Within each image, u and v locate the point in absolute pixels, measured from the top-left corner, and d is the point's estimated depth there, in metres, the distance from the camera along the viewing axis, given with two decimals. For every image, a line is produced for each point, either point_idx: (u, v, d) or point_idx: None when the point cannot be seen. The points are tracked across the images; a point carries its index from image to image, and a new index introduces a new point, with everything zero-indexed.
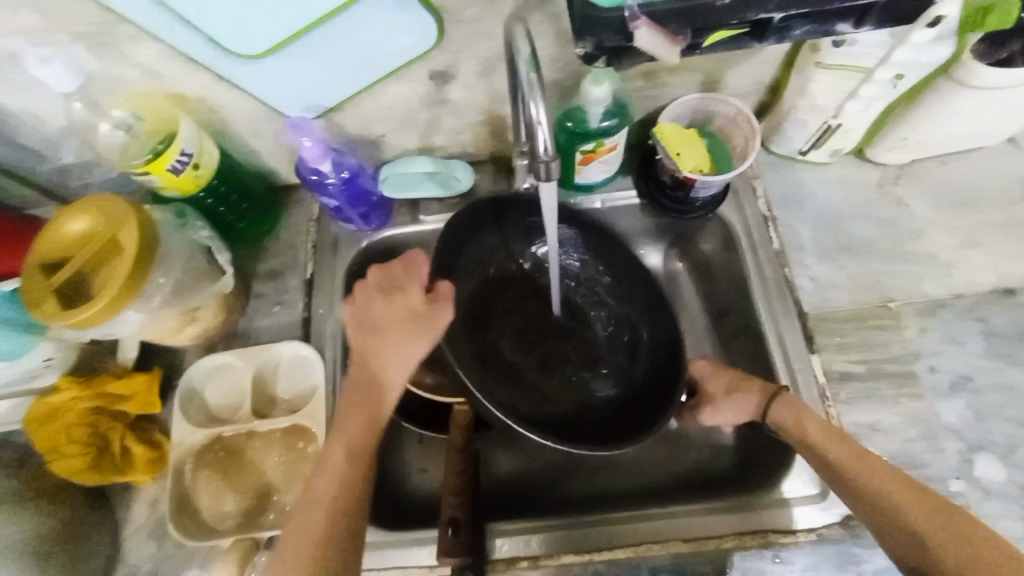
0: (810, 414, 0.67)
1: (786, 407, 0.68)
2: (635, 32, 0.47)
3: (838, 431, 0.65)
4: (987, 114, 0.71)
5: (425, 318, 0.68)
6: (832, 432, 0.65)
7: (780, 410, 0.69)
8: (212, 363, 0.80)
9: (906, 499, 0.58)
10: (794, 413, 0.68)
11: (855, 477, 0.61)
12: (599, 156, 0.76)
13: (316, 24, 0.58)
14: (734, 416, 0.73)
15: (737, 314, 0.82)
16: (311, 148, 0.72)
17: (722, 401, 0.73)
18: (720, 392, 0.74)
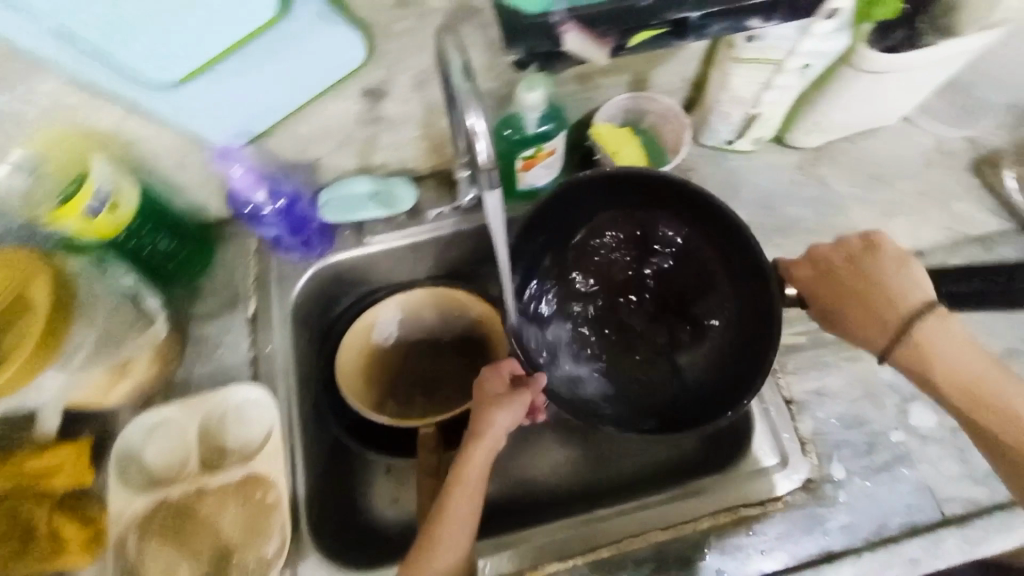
0: (950, 356, 0.58)
1: (915, 347, 0.59)
2: (565, 37, 0.48)
3: (990, 375, 0.57)
4: (886, 95, 0.78)
5: (521, 404, 0.66)
6: (984, 376, 0.57)
7: (907, 351, 0.60)
8: (149, 421, 0.73)
9: None
10: (926, 355, 0.59)
11: (1011, 451, 0.55)
12: (540, 161, 0.77)
13: (241, 45, 0.54)
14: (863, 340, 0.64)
15: None
16: (241, 177, 0.70)
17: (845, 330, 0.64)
18: (835, 320, 0.64)
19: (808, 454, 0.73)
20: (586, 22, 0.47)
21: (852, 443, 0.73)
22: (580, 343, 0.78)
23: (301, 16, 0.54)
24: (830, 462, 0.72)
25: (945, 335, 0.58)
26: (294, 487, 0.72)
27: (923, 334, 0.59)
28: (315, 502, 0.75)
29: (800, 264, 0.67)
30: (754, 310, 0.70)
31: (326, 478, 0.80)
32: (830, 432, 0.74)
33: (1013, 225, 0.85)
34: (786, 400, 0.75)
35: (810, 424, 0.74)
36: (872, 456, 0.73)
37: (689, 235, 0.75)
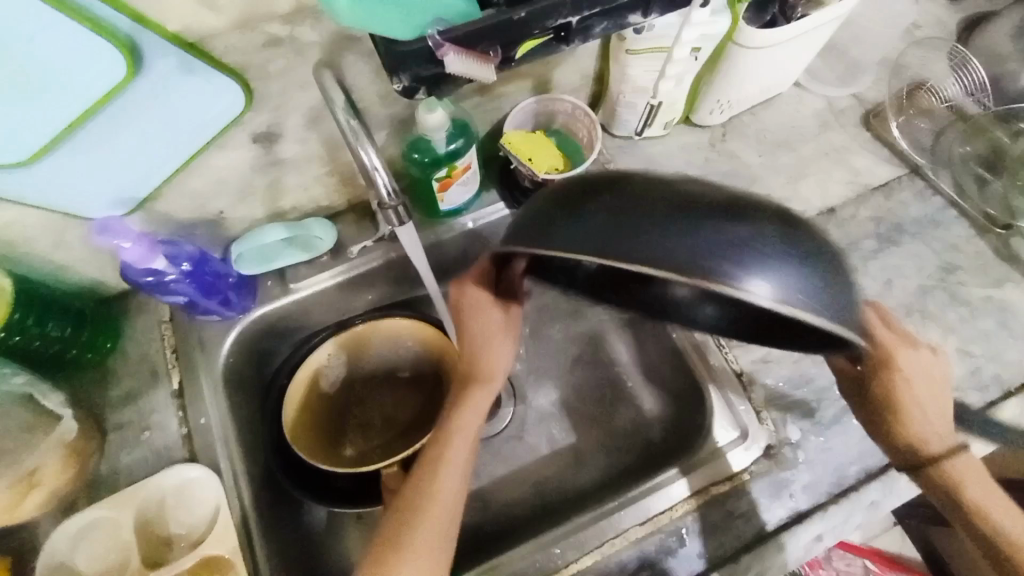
0: (975, 480, 0.58)
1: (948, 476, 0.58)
2: (444, 59, 0.46)
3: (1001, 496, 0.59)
4: (774, 67, 0.81)
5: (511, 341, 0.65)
6: (994, 495, 0.59)
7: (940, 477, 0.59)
8: (75, 527, 0.66)
9: None
10: (955, 482, 0.58)
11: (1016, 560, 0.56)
12: (457, 179, 0.74)
13: (94, 112, 0.50)
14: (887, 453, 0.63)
15: None
16: (132, 249, 0.64)
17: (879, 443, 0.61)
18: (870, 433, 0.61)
19: (764, 423, 0.75)
20: (463, 42, 0.45)
21: (801, 403, 0.76)
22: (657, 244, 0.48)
23: (156, 70, 0.50)
24: (785, 425, 0.75)
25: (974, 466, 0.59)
26: (255, 563, 0.67)
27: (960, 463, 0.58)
28: (284, 573, 0.71)
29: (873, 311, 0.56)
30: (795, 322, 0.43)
31: (292, 544, 0.76)
32: (780, 396, 0.76)
33: (907, 169, 0.90)
34: (736, 373, 0.78)
35: (761, 393, 0.76)
36: (821, 412, 0.75)
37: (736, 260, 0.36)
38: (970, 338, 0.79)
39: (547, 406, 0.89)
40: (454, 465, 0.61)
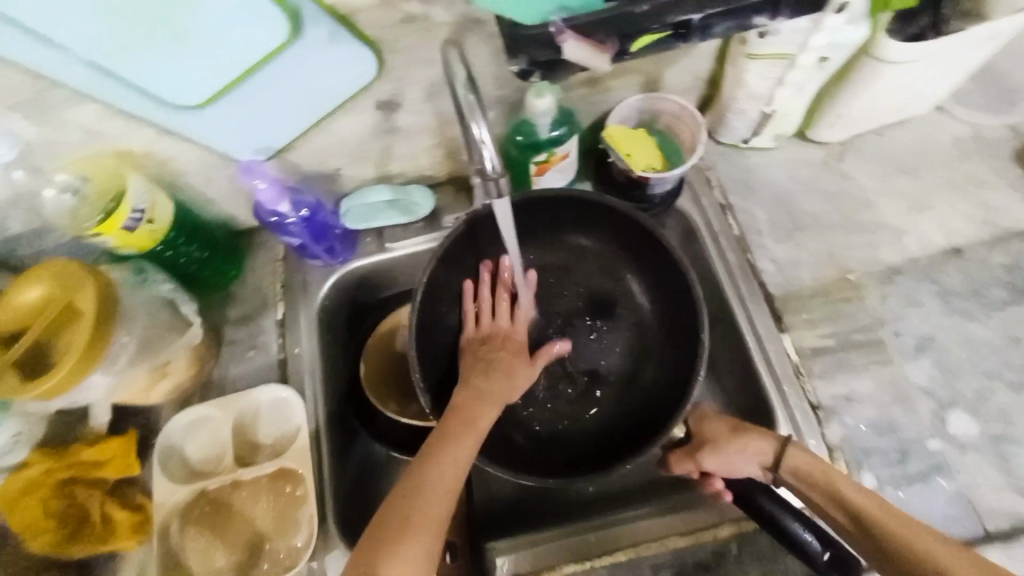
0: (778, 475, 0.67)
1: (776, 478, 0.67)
2: (563, 44, 0.49)
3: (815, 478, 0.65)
4: (911, 86, 0.75)
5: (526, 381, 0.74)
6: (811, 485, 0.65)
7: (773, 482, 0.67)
8: (187, 418, 0.78)
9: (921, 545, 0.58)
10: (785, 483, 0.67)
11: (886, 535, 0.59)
12: (553, 165, 0.78)
13: (257, 67, 0.58)
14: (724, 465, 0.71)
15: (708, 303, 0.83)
16: (266, 190, 0.73)
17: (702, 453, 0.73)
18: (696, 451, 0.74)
19: (835, 462, 0.70)
20: (582, 30, 0.47)
21: (883, 451, 0.70)
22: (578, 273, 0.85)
23: (309, 36, 0.58)
24: (859, 470, 0.70)
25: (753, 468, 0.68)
26: (322, 482, 0.76)
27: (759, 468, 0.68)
28: (342, 499, 0.78)
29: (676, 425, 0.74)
30: (657, 396, 0.79)
31: (351, 476, 0.83)
32: (859, 438, 0.71)
33: None
34: (812, 404, 0.73)
35: (838, 431, 0.71)
36: (904, 465, 0.69)
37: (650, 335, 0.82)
38: None
39: None
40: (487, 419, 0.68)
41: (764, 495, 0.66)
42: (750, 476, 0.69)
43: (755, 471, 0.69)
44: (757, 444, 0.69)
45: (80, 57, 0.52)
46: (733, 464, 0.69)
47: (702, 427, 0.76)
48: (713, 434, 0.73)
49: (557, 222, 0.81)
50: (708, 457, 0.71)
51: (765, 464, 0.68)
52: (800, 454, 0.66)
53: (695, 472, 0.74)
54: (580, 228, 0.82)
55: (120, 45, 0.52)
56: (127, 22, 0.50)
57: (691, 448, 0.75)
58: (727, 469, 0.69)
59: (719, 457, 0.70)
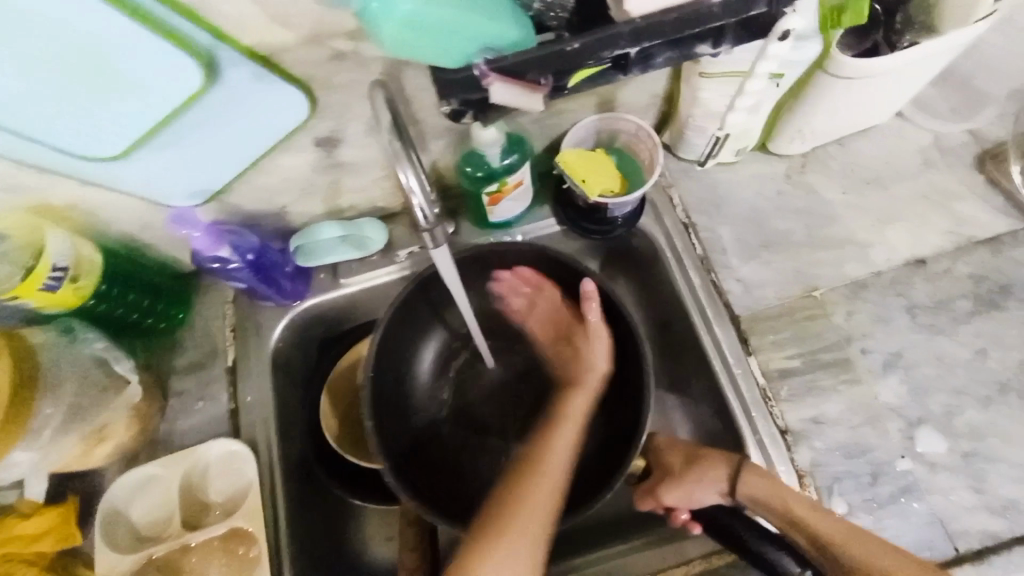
0: (745, 490, 0.65)
1: (748, 491, 0.65)
2: (489, 87, 0.46)
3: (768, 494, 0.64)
4: (869, 98, 0.73)
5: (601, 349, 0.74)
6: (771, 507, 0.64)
7: (744, 492, 0.65)
8: (132, 480, 0.73)
9: (876, 551, 0.60)
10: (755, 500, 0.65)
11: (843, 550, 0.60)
12: (507, 194, 0.74)
13: (176, 113, 0.53)
14: (691, 497, 0.67)
15: (675, 325, 0.80)
16: (200, 239, 0.70)
17: (670, 482, 0.69)
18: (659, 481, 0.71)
19: (807, 490, 0.68)
20: (512, 72, 0.45)
21: (853, 475, 0.68)
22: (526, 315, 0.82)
23: (231, 77, 0.53)
24: (831, 497, 0.68)
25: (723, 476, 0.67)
26: (277, 541, 0.72)
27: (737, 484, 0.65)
28: (303, 555, 0.75)
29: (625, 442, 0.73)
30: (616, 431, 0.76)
31: (313, 525, 0.79)
32: (831, 463, 0.69)
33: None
34: (781, 430, 0.71)
35: (809, 457, 0.69)
36: (876, 489, 0.68)
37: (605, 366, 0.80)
38: None
39: None
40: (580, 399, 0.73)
41: (733, 523, 0.65)
42: (712, 503, 0.67)
43: (714, 498, 0.67)
44: (713, 468, 0.68)
45: None
46: (693, 495, 0.67)
47: (660, 458, 0.74)
48: (670, 465, 0.71)
49: (494, 272, 0.80)
50: (669, 488, 0.69)
51: (723, 491, 0.66)
52: (754, 474, 0.65)
53: (659, 509, 0.71)
54: (513, 271, 0.79)
55: (20, 99, 0.47)
56: (18, 72, 0.45)
57: (651, 483, 0.72)
58: (688, 500, 0.67)
59: (677, 488, 0.68)
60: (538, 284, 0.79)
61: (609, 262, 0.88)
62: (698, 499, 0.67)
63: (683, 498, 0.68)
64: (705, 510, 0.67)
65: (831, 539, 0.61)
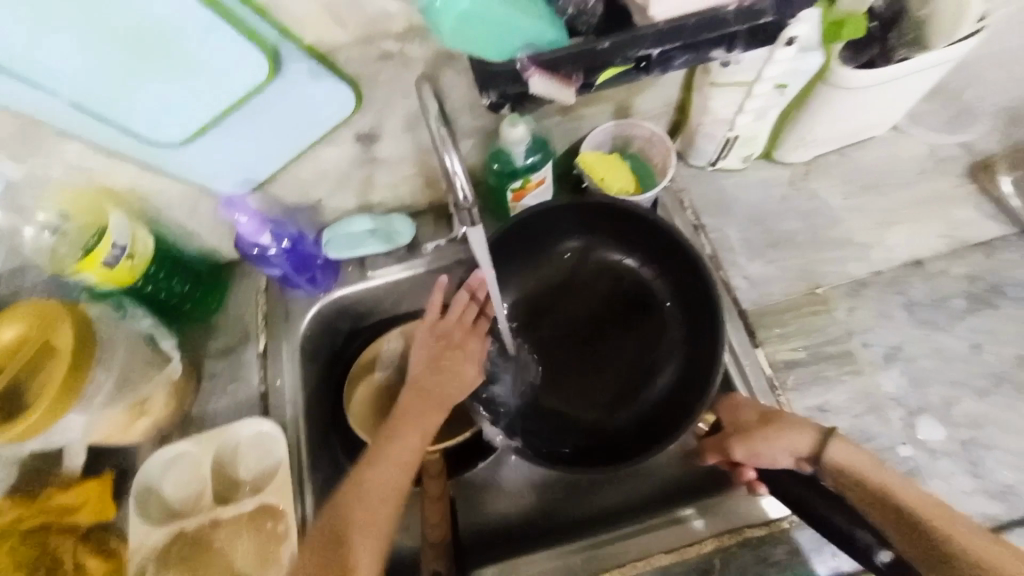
0: (837, 451, 0.64)
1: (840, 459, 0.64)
2: (528, 80, 0.51)
3: (862, 458, 0.63)
4: (865, 109, 0.79)
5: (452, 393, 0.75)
6: (867, 479, 0.62)
7: (834, 461, 0.64)
8: (165, 456, 0.76)
9: (988, 550, 0.56)
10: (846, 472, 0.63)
11: (938, 531, 0.57)
12: (529, 191, 0.80)
13: (239, 101, 0.59)
14: (776, 453, 0.66)
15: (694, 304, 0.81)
16: (247, 223, 0.74)
17: (753, 433, 0.67)
18: (734, 430, 0.70)
19: None
20: (548, 66, 0.50)
21: None
22: (582, 275, 0.86)
23: (290, 72, 0.59)
24: None
25: (815, 429, 0.66)
26: (303, 519, 0.74)
27: (834, 448, 0.64)
28: None
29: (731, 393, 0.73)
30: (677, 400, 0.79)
31: None
32: None
33: (1016, 230, 0.84)
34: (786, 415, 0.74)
35: None
36: None
37: (671, 322, 0.83)
38: None
39: None
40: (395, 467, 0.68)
41: (808, 493, 0.64)
42: (786, 467, 0.66)
43: (790, 462, 0.66)
44: (798, 431, 0.66)
45: (65, 98, 0.52)
46: (774, 452, 0.66)
47: (733, 417, 0.72)
48: (744, 422, 0.70)
49: (552, 233, 0.84)
50: (749, 446, 0.67)
51: (802, 456, 0.66)
52: (840, 443, 0.64)
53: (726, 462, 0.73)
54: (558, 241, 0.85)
55: (105, 82, 0.52)
56: (109, 61, 0.50)
57: (719, 438, 0.72)
58: (758, 459, 0.67)
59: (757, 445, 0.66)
60: (589, 239, 0.85)
61: None
62: (784, 458, 0.66)
63: (760, 453, 0.66)
64: (775, 473, 0.67)
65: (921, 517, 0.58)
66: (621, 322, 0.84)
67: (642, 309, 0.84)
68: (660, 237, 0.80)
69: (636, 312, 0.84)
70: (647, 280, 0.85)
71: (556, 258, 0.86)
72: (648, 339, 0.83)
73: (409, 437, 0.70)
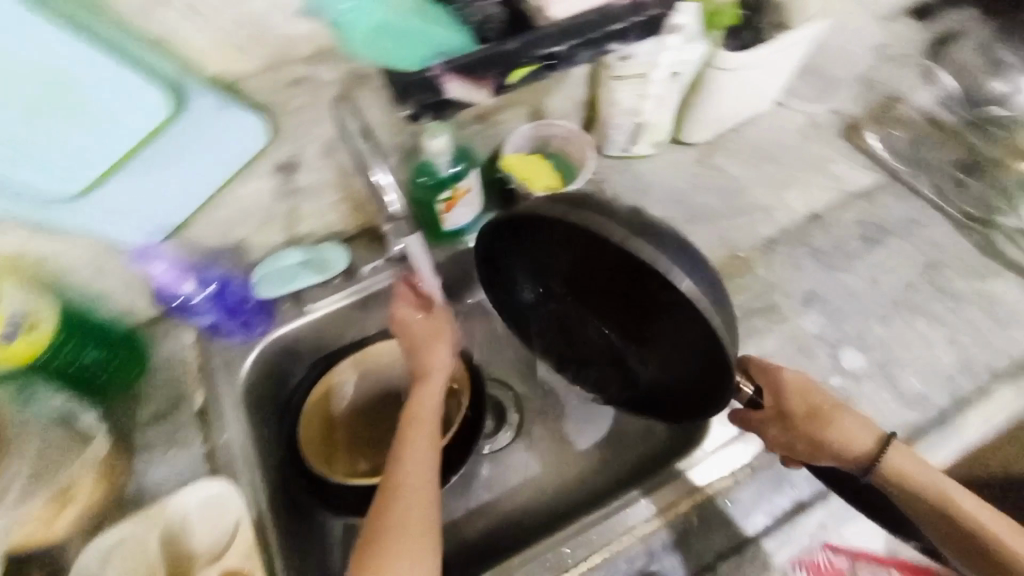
0: (896, 459, 0.63)
1: (894, 469, 0.63)
2: (444, 85, 0.53)
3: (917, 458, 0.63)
4: (748, 89, 0.88)
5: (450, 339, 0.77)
6: (918, 484, 0.62)
7: (889, 472, 0.63)
8: (97, 547, 0.64)
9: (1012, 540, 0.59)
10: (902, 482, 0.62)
11: (970, 527, 0.60)
12: (459, 201, 0.81)
13: (142, 144, 0.55)
14: (819, 451, 0.65)
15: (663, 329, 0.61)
16: (165, 273, 0.71)
17: (801, 430, 0.66)
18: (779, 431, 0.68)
19: None
20: (460, 69, 0.52)
21: None
22: (575, 265, 0.62)
23: (194, 108, 0.56)
24: None
25: (875, 437, 0.64)
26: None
27: (893, 456, 0.63)
28: None
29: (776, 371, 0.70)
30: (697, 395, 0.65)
31: (303, 558, 0.76)
32: None
33: (887, 175, 0.95)
34: None
35: None
36: None
37: (677, 323, 0.58)
38: (959, 331, 0.82)
39: (552, 415, 0.90)
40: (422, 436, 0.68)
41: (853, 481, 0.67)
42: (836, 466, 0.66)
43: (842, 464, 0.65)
44: (852, 435, 0.65)
45: None
46: (831, 448, 0.65)
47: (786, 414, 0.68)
48: (795, 415, 0.67)
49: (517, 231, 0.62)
50: (800, 438, 0.67)
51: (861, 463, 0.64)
52: (901, 450, 0.64)
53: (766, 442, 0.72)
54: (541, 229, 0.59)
55: None
56: None
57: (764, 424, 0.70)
58: (801, 456, 0.67)
59: (811, 444, 0.66)
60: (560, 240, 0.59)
61: None
62: (832, 458, 0.65)
63: (797, 445, 0.67)
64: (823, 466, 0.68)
65: (958, 515, 0.60)
66: (634, 313, 0.63)
67: (649, 305, 0.59)
68: (625, 267, 0.56)
69: (642, 300, 0.59)
70: (660, 289, 0.55)
71: (537, 253, 0.64)
72: (675, 336, 0.60)
73: (425, 387, 0.73)
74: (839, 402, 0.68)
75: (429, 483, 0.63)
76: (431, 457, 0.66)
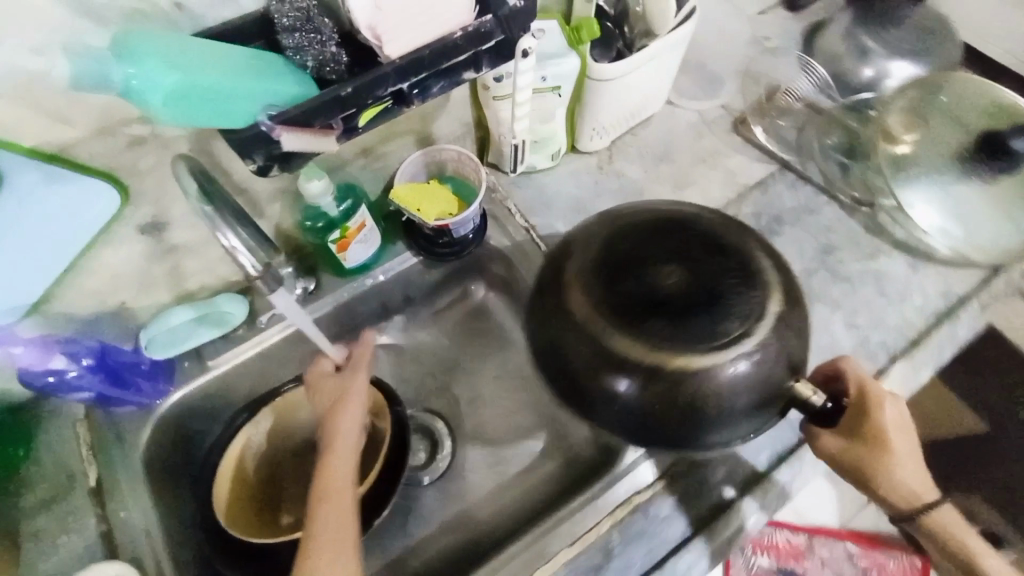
0: (944, 515, 0.65)
1: (940, 528, 0.65)
2: (280, 139, 0.50)
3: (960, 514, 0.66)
4: (633, 97, 0.89)
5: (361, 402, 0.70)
6: (953, 546, 0.65)
7: (933, 529, 0.65)
8: None
9: None
10: (943, 535, 0.65)
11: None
12: (353, 238, 0.78)
13: None
14: (876, 487, 0.64)
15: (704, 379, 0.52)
16: (25, 352, 0.65)
17: (874, 470, 0.63)
18: (857, 463, 0.64)
19: None
20: (294, 120, 0.49)
21: None
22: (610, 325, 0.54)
23: (15, 181, 0.54)
24: None
25: (935, 500, 0.64)
26: None
27: (942, 511, 0.65)
28: None
29: (888, 411, 0.62)
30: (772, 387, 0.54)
31: None
32: None
33: (777, 165, 0.98)
34: None
35: None
36: None
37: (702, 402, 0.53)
38: (855, 310, 0.85)
39: (484, 443, 0.88)
40: (344, 498, 0.61)
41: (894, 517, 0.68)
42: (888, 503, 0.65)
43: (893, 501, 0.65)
44: (912, 484, 0.64)
45: None
46: (887, 484, 0.64)
47: (866, 452, 0.63)
48: (874, 458, 0.63)
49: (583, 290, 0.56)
50: (847, 464, 0.64)
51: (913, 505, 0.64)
52: (947, 509, 0.65)
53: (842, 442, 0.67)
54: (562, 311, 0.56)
55: None
56: None
57: (851, 452, 0.64)
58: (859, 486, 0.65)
59: (862, 470, 0.64)
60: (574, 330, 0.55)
61: (476, 281, 0.95)
62: (882, 496, 0.65)
63: (856, 479, 0.65)
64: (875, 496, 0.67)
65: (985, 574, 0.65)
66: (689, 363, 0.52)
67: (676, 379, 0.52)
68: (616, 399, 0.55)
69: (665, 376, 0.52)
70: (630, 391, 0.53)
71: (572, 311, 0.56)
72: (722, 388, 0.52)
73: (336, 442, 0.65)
74: (915, 448, 0.64)
75: (345, 547, 0.57)
76: (349, 521, 0.59)
